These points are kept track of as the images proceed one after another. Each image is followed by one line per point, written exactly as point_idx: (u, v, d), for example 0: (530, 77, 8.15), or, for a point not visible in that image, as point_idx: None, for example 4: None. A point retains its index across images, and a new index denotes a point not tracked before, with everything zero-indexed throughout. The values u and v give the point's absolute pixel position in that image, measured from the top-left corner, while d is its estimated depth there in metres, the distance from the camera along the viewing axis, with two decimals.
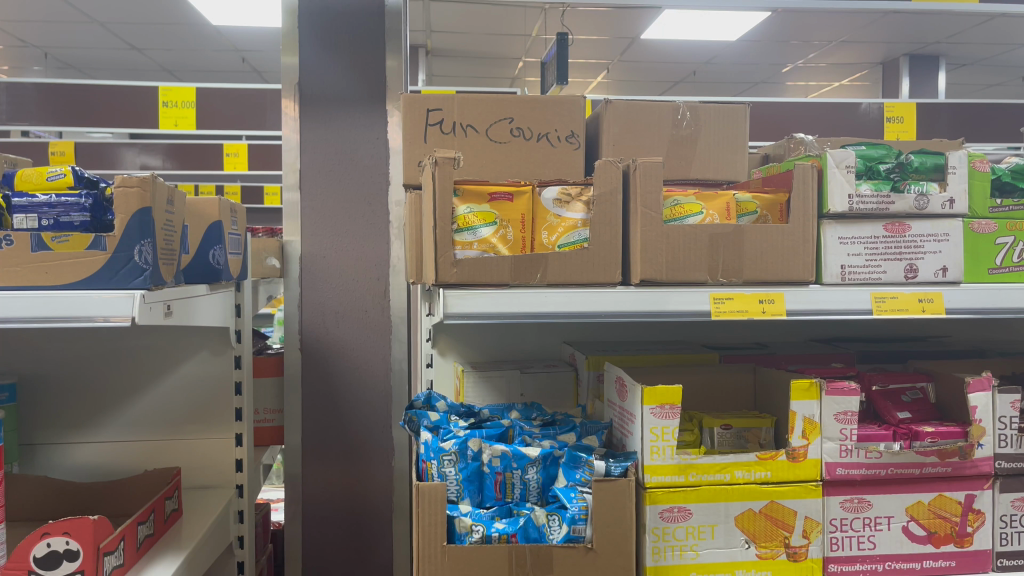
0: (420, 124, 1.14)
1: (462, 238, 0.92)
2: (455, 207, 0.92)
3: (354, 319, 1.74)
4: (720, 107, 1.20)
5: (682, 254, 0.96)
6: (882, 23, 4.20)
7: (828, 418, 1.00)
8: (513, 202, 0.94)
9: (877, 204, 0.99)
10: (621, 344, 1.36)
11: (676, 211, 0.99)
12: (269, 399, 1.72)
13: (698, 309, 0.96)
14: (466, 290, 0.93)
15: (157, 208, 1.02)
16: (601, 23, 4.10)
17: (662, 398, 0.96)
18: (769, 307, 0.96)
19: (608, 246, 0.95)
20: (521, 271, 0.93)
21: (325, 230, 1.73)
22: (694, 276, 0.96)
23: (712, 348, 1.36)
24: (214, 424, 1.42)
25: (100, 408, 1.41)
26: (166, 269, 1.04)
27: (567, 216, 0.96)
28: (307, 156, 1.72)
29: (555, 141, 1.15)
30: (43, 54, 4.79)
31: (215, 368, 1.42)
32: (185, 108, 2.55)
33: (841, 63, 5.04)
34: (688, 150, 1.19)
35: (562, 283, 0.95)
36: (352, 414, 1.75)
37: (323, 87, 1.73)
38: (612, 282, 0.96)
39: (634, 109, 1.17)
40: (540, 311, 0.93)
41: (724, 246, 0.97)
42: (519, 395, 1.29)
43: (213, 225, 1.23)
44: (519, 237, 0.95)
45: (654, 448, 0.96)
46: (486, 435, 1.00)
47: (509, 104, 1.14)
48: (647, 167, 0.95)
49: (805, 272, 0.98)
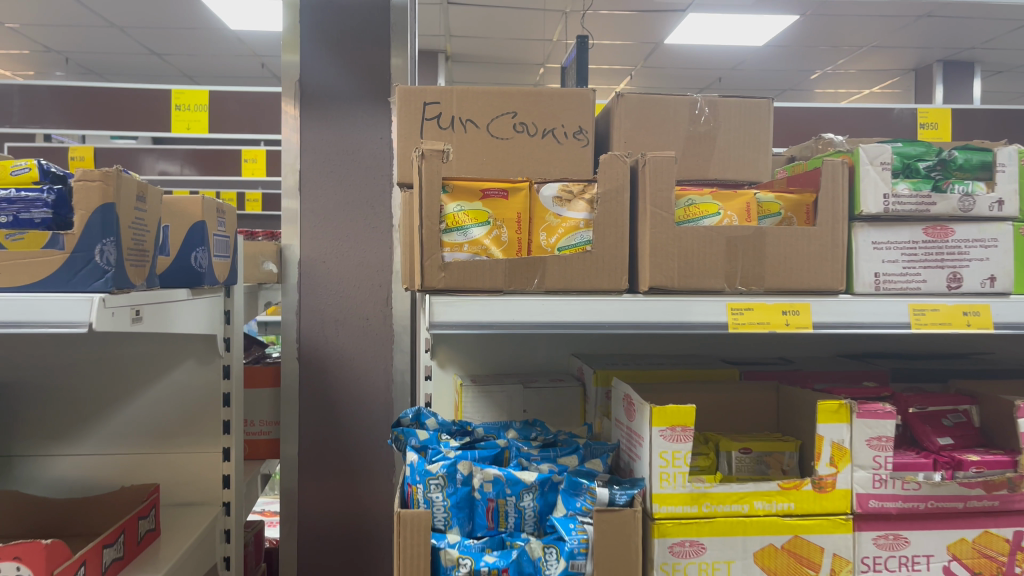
0: (416, 118, 1.04)
1: (451, 239, 0.84)
2: (444, 204, 0.83)
3: (354, 328, 1.65)
4: (740, 101, 1.10)
5: (696, 258, 0.86)
6: (915, 28, 4.09)
7: (859, 444, 0.89)
8: (507, 200, 0.85)
9: (916, 205, 0.88)
10: (634, 357, 1.26)
11: (691, 211, 0.90)
12: (265, 410, 1.65)
13: (715, 320, 0.86)
14: (456, 296, 0.84)
15: (126, 205, 0.92)
16: (624, 28, 4.01)
17: (673, 419, 0.87)
18: (793, 319, 0.86)
19: (613, 249, 0.86)
20: (516, 276, 0.84)
21: (325, 235, 1.65)
22: (706, 283, 0.86)
23: (731, 362, 1.26)
24: (200, 436, 1.34)
25: (82, 419, 1.34)
26: (136, 271, 0.96)
27: (568, 216, 0.87)
28: (307, 156, 1.64)
29: (562, 137, 1.06)
30: (65, 60, 4.79)
31: (203, 379, 1.33)
32: (197, 111, 2.50)
33: (872, 69, 4.90)
34: (705, 149, 1.09)
35: (563, 290, 0.86)
36: (352, 428, 1.66)
37: (326, 85, 1.65)
38: (618, 290, 0.86)
39: (648, 104, 1.08)
40: (537, 320, 0.85)
41: (744, 250, 0.87)
42: (522, 412, 1.20)
43: (196, 226, 1.15)
44: (513, 238, 0.86)
45: (664, 475, 0.87)
46: (479, 457, 0.91)
47: (513, 98, 1.05)
48: (658, 162, 0.85)
49: (834, 281, 0.87)
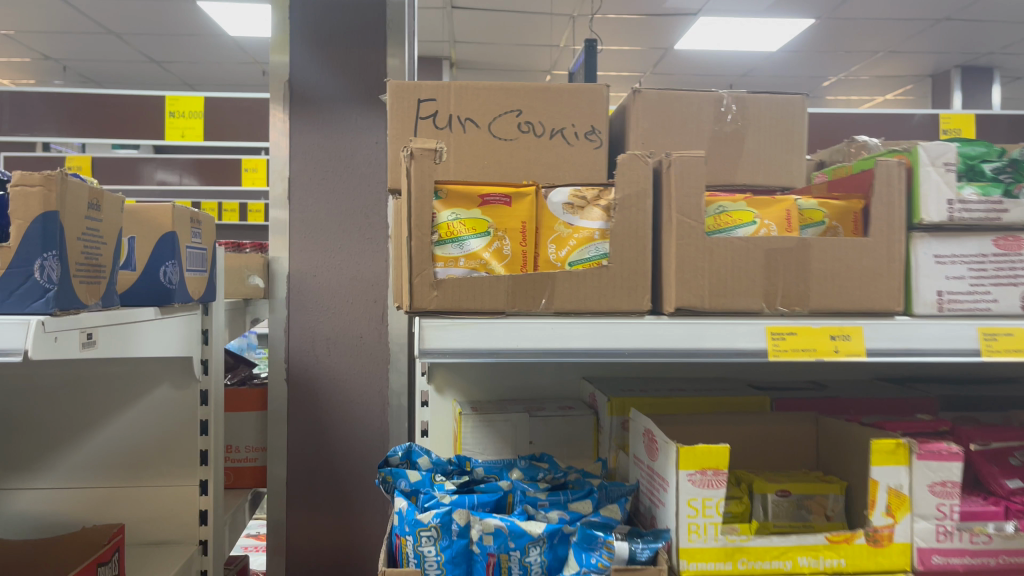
0: (409, 116, 0.93)
1: (445, 252, 0.72)
2: (436, 212, 0.72)
3: (348, 347, 1.53)
4: (769, 97, 0.99)
5: (730, 275, 0.74)
6: (933, 33, 3.96)
7: (919, 490, 0.77)
8: (510, 206, 0.73)
9: (985, 213, 0.76)
10: (651, 382, 1.14)
11: (723, 220, 0.77)
12: (251, 435, 1.52)
13: (750, 347, 0.74)
14: (449, 319, 0.72)
15: (74, 214, 0.80)
16: (633, 32, 3.90)
17: (704, 461, 0.75)
18: (843, 345, 0.74)
19: (633, 264, 0.74)
20: (520, 296, 0.73)
21: (315, 247, 1.54)
22: (742, 303, 0.74)
23: (759, 388, 1.13)
24: (174, 469, 1.22)
25: (47, 449, 1.22)
26: (88, 290, 0.84)
27: (581, 224, 0.74)
28: (297, 162, 1.53)
29: (572, 138, 0.94)
30: (63, 67, 4.70)
31: (178, 406, 1.22)
32: (194, 118, 2.39)
33: (887, 76, 4.78)
34: (732, 152, 0.98)
35: (574, 311, 0.74)
36: (344, 455, 1.54)
37: (317, 86, 1.54)
38: (639, 311, 0.74)
39: (670, 99, 0.95)
40: (543, 347, 0.73)
41: (785, 265, 0.75)
42: (527, 444, 1.08)
43: (166, 237, 1.04)
44: (518, 251, 0.73)
45: (693, 527, 0.75)
46: (478, 503, 0.79)
47: (517, 94, 0.94)
48: (685, 161, 0.74)
49: (891, 300, 0.75)
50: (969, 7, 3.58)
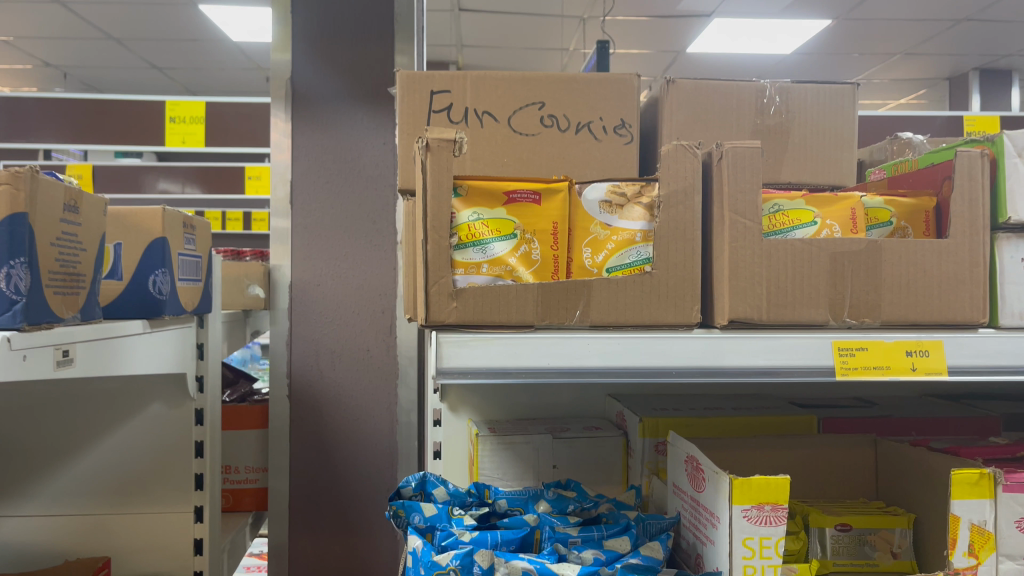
0: (421, 109, 0.84)
1: (465, 257, 0.63)
2: (456, 212, 0.63)
3: (353, 361, 1.44)
4: (817, 87, 0.87)
5: (792, 284, 0.65)
6: (952, 34, 3.87)
7: (1005, 527, 0.68)
8: (540, 205, 0.65)
9: None
10: (683, 400, 1.04)
11: (779, 220, 0.69)
12: (251, 456, 1.43)
13: (814, 365, 0.64)
14: (471, 334, 0.63)
15: (45, 216, 0.71)
16: (645, 35, 3.81)
17: (761, 495, 0.66)
18: (921, 362, 0.65)
19: (679, 270, 0.65)
20: (552, 307, 0.63)
21: (319, 254, 1.45)
22: (805, 315, 0.65)
23: (801, 406, 1.04)
24: (168, 494, 1.13)
25: (28, 475, 1.13)
26: (63, 302, 0.75)
27: (620, 225, 0.66)
28: (299, 164, 1.44)
29: (600, 133, 0.84)
30: (64, 75, 4.65)
31: (172, 426, 1.13)
32: (195, 124, 2.32)
33: (903, 79, 4.69)
34: (775, 148, 0.86)
35: (613, 325, 0.65)
36: (349, 475, 1.45)
37: (321, 84, 1.45)
38: (687, 324, 0.65)
39: (706, 91, 0.85)
40: (576, 366, 0.64)
41: (853, 271, 0.65)
42: (551, 468, 0.98)
43: (153, 244, 0.95)
44: (549, 256, 0.65)
45: (749, 571, 0.66)
46: (501, 542, 0.70)
47: (539, 85, 0.85)
48: (737, 153, 0.65)
49: (975, 312, 0.66)
50: (989, 8, 3.49)
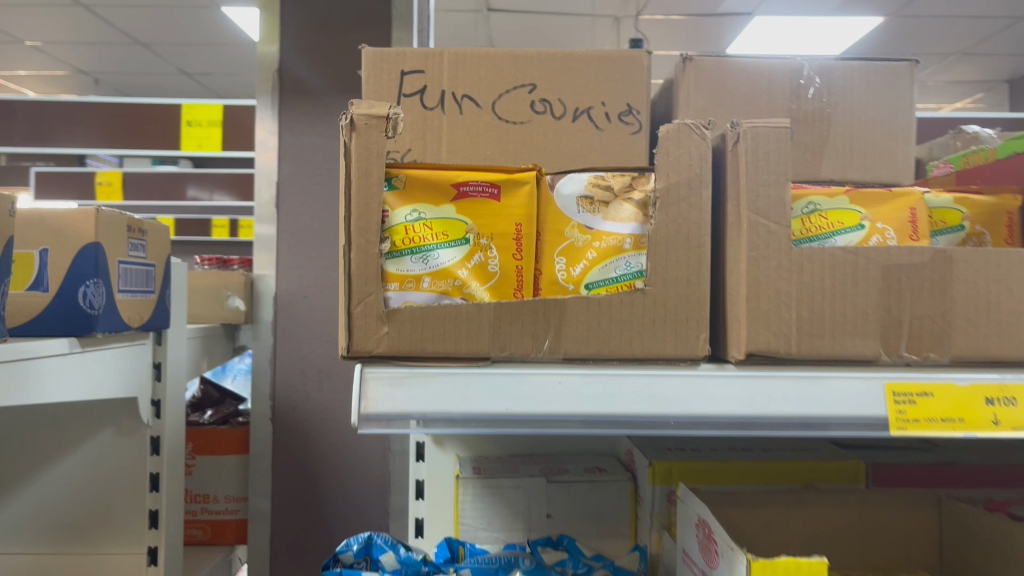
0: (387, 93, 0.68)
1: (400, 268, 0.49)
2: (389, 209, 0.49)
3: (342, 380, 1.31)
4: (867, 64, 0.70)
5: (832, 307, 0.49)
6: (1012, 32, 3.62)
7: None
8: (499, 200, 0.50)
9: None
10: (705, 438, 0.88)
11: (814, 223, 0.54)
12: (231, 484, 1.29)
13: (861, 415, 0.48)
14: (405, 369, 0.49)
15: None
16: (681, 34, 3.64)
17: None
18: (1006, 414, 0.49)
19: (681, 287, 0.49)
20: (511, 334, 0.49)
21: (307, 263, 1.32)
22: (850, 348, 0.49)
23: (843, 447, 0.87)
24: (119, 532, 1.01)
25: None
26: None
27: (604, 227, 0.51)
28: (287, 164, 1.32)
29: (602, 120, 0.68)
30: (95, 80, 4.62)
31: (119, 455, 1.00)
32: (205, 126, 2.22)
33: (959, 80, 4.43)
34: (812, 138, 0.69)
35: (594, 357, 0.50)
36: (336, 507, 1.31)
37: (312, 76, 1.33)
38: (692, 359, 0.50)
39: (732, 68, 0.68)
40: (541, 412, 0.48)
41: (912, 289, 0.49)
42: (544, 518, 0.83)
43: (84, 249, 0.82)
44: (510, 267, 0.50)
45: None
46: None
47: (529, 62, 0.69)
48: (759, 133, 0.49)
49: None
50: None
